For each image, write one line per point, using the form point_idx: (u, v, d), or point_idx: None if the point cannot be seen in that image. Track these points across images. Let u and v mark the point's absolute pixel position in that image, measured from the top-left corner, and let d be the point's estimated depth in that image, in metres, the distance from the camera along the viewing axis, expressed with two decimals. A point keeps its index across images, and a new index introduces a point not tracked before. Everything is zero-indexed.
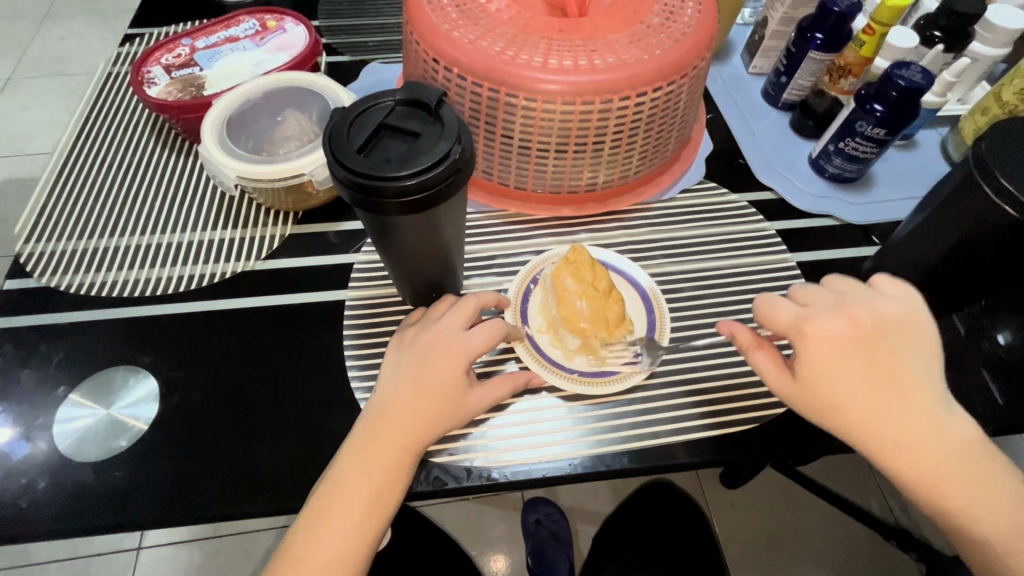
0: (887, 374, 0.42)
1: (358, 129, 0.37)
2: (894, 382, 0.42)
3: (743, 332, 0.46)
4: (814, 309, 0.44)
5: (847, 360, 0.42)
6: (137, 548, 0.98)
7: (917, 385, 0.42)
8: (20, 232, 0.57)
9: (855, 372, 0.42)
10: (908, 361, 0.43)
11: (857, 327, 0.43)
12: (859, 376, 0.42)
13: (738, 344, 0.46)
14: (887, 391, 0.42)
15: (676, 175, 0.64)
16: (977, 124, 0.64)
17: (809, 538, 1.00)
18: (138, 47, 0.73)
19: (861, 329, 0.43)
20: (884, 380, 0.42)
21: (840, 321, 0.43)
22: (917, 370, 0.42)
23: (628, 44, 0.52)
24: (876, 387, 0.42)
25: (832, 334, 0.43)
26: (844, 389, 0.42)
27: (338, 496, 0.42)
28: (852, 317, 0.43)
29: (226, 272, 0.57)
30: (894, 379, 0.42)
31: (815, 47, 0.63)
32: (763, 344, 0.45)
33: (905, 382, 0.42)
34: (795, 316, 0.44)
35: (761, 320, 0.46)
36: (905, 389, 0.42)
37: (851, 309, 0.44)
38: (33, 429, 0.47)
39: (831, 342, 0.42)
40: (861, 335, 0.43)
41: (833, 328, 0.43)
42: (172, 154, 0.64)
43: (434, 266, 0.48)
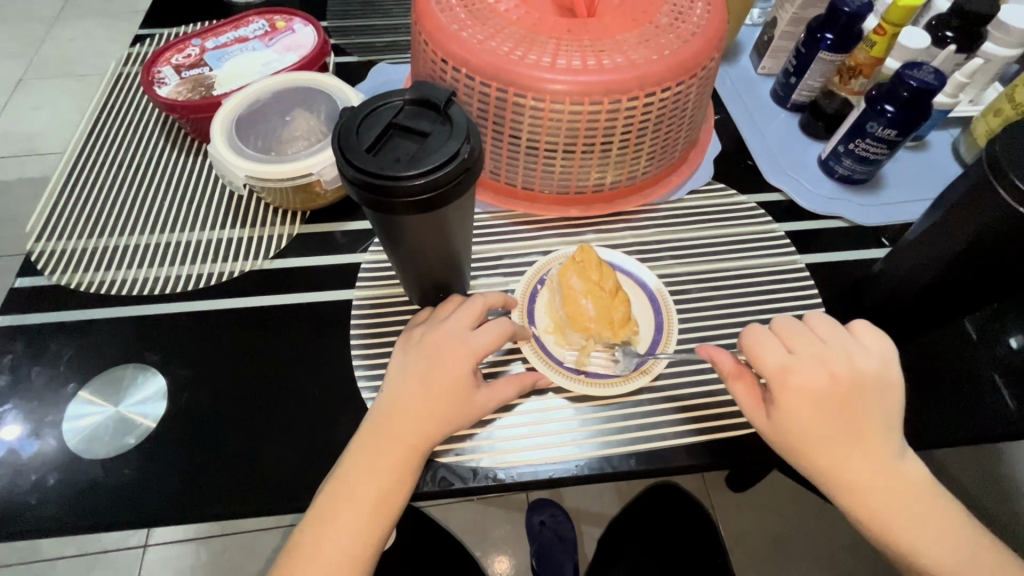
0: (858, 429, 0.42)
1: (367, 129, 0.37)
2: (863, 436, 0.42)
3: (722, 360, 0.46)
4: (797, 357, 0.44)
5: (820, 415, 0.42)
6: (144, 545, 0.99)
7: (886, 439, 0.43)
8: (32, 231, 0.58)
9: (826, 426, 0.42)
10: (879, 416, 0.43)
11: (835, 384, 0.43)
12: (830, 429, 0.42)
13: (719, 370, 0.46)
14: (857, 443, 0.42)
15: (684, 176, 0.64)
16: (990, 125, 0.63)
17: (816, 543, 0.99)
18: (149, 47, 0.74)
19: (839, 387, 0.43)
20: (854, 433, 0.42)
21: (819, 377, 0.43)
22: (885, 425, 0.43)
23: (637, 45, 0.52)
24: (846, 438, 0.42)
25: (811, 389, 0.43)
26: (816, 438, 0.42)
27: (345, 495, 0.42)
28: (832, 373, 0.43)
29: (234, 272, 0.57)
30: (864, 433, 0.42)
31: (825, 47, 0.62)
32: (744, 375, 0.45)
33: (874, 436, 0.42)
34: (778, 363, 0.44)
35: (746, 354, 0.45)
36: (873, 442, 0.42)
37: (831, 365, 0.43)
38: (43, 426, 0.48)
39: (809, 397, 0.42)
40: (837, 392, 0.43)
41: (813, 383, 0.43)
42: (182, 154, 0.64)
43: (441, 266, 0.48)
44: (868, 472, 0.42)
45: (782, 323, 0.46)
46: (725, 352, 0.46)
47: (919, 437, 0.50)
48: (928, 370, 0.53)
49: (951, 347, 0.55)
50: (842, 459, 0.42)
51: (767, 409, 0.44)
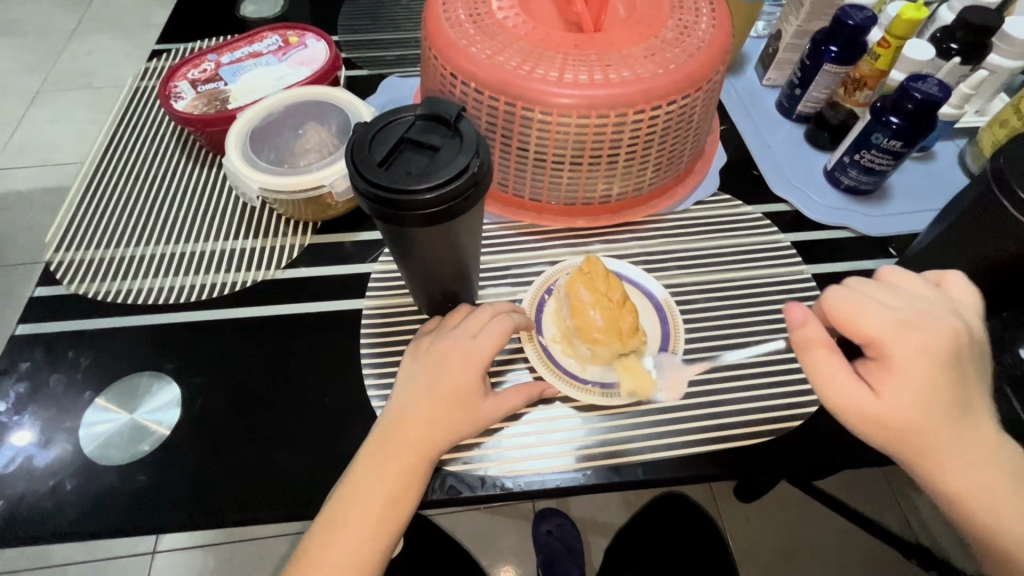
0: (965, 394, 0.40)
1: (380, 143, 0.38)
2: (966, 408, 0.40)
3: (804, 327, 0.42)
4: (908, 312, 0.41)
5: (937, 378, 0.39)
6: (152, 552, 1.00)
7: (980, 412, 0.40)
8: (51, 241, 0.59)
9: (942, 391, 0.39)
10: (976, 383, 0.41)
11: (951, 338, 0.40)
12: (940, 395, 0.39)
13: (794, 338, 0.42)
14: (961, 414, 0.39)
15: (690, 187, 0.64)
16: (996, 135, 0.63)
17: (825, 554, 0.99)
18: (166, 62, 0.76)
19: (953, 343, 0.40)
20: (959, 405, 0.39)
21: (937, 330, 0.40)
22: (987, 394, 0.41)
23: (643, 59, 0.53)
24: (952, 413, 0.39)
25: (934, 344, 0.39)
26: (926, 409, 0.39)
27: (354, 503, 0.43)
28: (947, 325, 0.40)
29: (247, 281, 0.58)
30: (967, 402, 0.40)
31: (830, 60, 0.63)
32: (834, 348, 0.41)
33: (971, 408, 0.40)
34: (895, 320, 0.40)
35: (838, 320, 0.41)
36: (972, 416, 0.40)
37: (940, 316, 0.41)
38: (61, 432, 0.49)
39: (931, 355, 0.39)
40: (953, 347, 0.40)
41: (933, 337, 0.39)
42: (197, 165, 0.66)
43: (450, 276, 0.49)
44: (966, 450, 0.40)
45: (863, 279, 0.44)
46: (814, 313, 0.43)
47: None
48: None
49: None
50: (941, 437, 0.39)
51: (872, 387, 0.40)
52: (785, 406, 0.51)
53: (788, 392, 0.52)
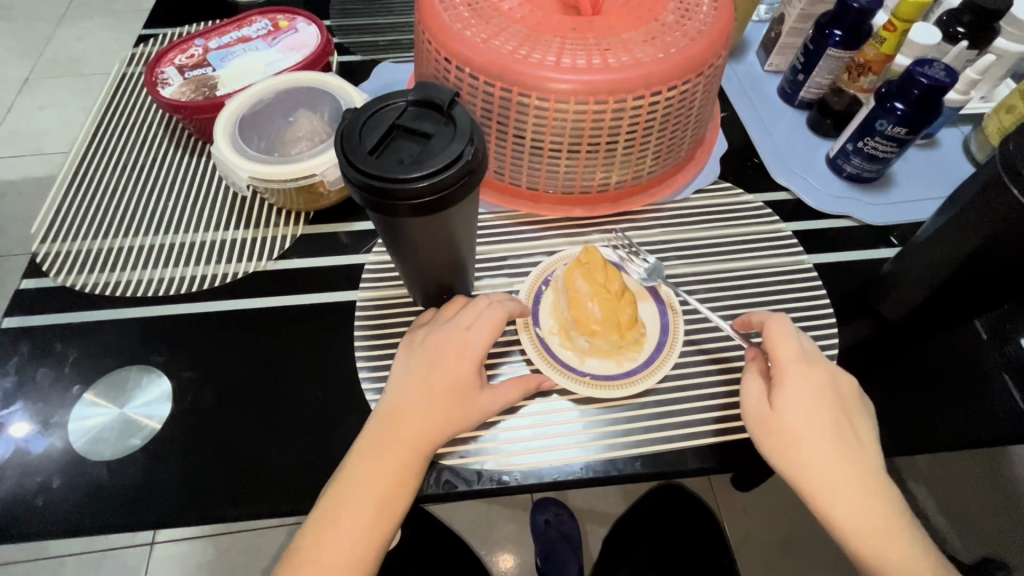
0: (848, 416, 0.44)
1: (370, 130, 0.37)
2: (853, 439, 0.43)
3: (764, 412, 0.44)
4: (789, 352, 0.45)
5: (822, 405, 0.43)
6: (150, 543, 0.99)
7: (862, 435, 0.43)
8: (37, 232, 0.58)
9: (822, 422, 0.42)
10: (864, 412, 0.45)
11: (839, 384, 0.44)
12: (821, 429, 0.42)
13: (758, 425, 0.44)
14: (850, 436, 0.43)
15: (690, 175, 0.63)
16: (1002, 122, 0.62)
17: (823, 546, 0.98)
18: (152, 47, 0.74)
19: (844, 387, 0.45)
20: (835, 441, 0.42)
21: (827, 378, 0.44)
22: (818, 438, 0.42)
23: (642, 43, 0.51)
24: (835, 442, 0.42)
25: (824, 389, 0.43)
26: (800, 433, 0.42)
27: (349, 498, 0.42)
28: (837, 370, 0.45)
29: (238, 273, 0.57)
30: (853, 426, 0.43)
31: (833, 44, 0.61)
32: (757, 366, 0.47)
33: (857, 432, 0.43)
34: (779, 359, 0.45)
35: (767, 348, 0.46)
36: (858, 446, 0.43)
37: (818, 376, 0.44)
38: (48, 427, 0.48)
39: (817, 395, 0.43)
40: (843, 390, 0.44)
41: (820, 376, 0.44)
42: (186, 154, 0.64)
43: (444, 268, 0.48)
44: (844, 464, 0.42)
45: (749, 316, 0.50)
46: (754, 393, 0.45)
47: (926, 438, 0.50)
48: (936, 374, 0.53)
49: (962, 349, 0.54)
50: (828, 460, 0.42)
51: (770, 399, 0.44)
52: None
53: None
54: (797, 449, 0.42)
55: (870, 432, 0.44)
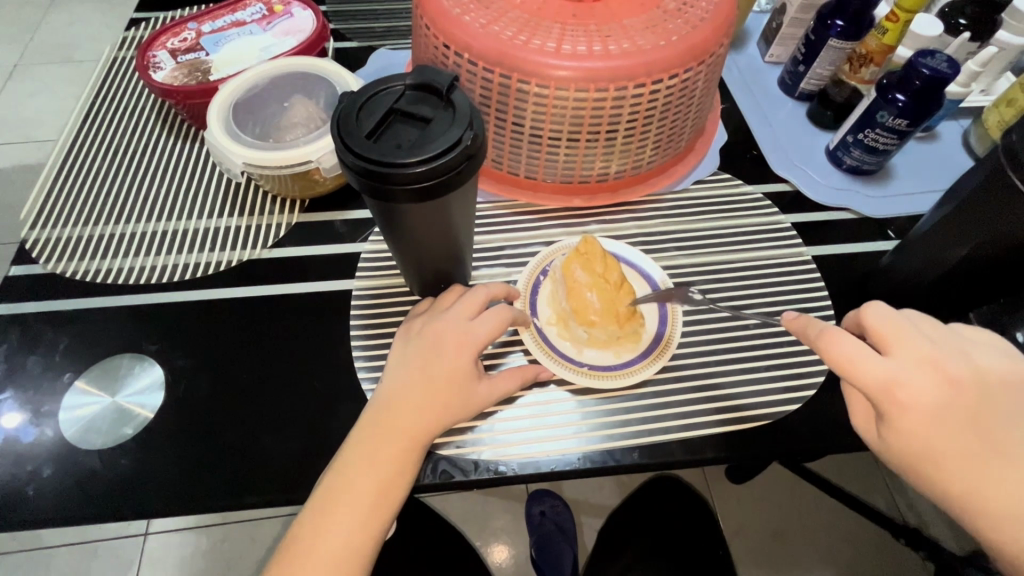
0: (982, 421, 0.37)
1: (368, 114, 0.36)
2: (996, 445, 0.37)
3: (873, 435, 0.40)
4: (876, 380, 0.37)
5: (945, 426, 0.36)
6: (144, 534, 0.99)
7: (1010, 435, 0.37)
8: (26, 218, 0.57)
9: (949, 440, 0.36)
10: (1007, 402, 0.37)
11: (953, 392, 0.37)
12: (952, 447, 0.36)
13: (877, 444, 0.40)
14: (987, 444, 0.37)
15: (689, 166, 0.63)
16: (1002, 115, 0.62)
17: (816, 538, 0.99)
18: (144, 31, 0.73)
19: (963, 391, 0.37)
20: (971, 451, 0.36)
21: (933, 394, 0.36)
22: (954, 454, 0.36)
23: (644, 30, 0.51)
24: (971, 455, 0.36)
25: (934, 409, 0.36)
26: (929, 456, 0.37)
27: (344, 488, 0.41)
28: (945, 373, 0.37)
29: (232, 261, 0.56)
30: (989, 430, 0.37)
31: (835, 34, 0.61)
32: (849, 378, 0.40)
33: (1003, 435, 0.37)
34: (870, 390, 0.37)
35: (838, 369, 0.37)
36: (1005, 451, 0.36)
37: (922, 398, 0.36)
38: (39, 416, 0.47)
39: (930, 418, 0.36)
40: (959, 395, 0.37)
41: (923, 398, 0.36)
42: (179, 140, 0.63)
43: (442, 257, 0.47)
44: (988, 476, 0.36)
45: (809, 324, 0.40)
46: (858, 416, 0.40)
47: None
48: None
49: None
50: (966, 476, 0.36)
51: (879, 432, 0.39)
52: (783, 389, 0.50)
53: (786, 375, 0.51)
54: (938, 467, 0.37)
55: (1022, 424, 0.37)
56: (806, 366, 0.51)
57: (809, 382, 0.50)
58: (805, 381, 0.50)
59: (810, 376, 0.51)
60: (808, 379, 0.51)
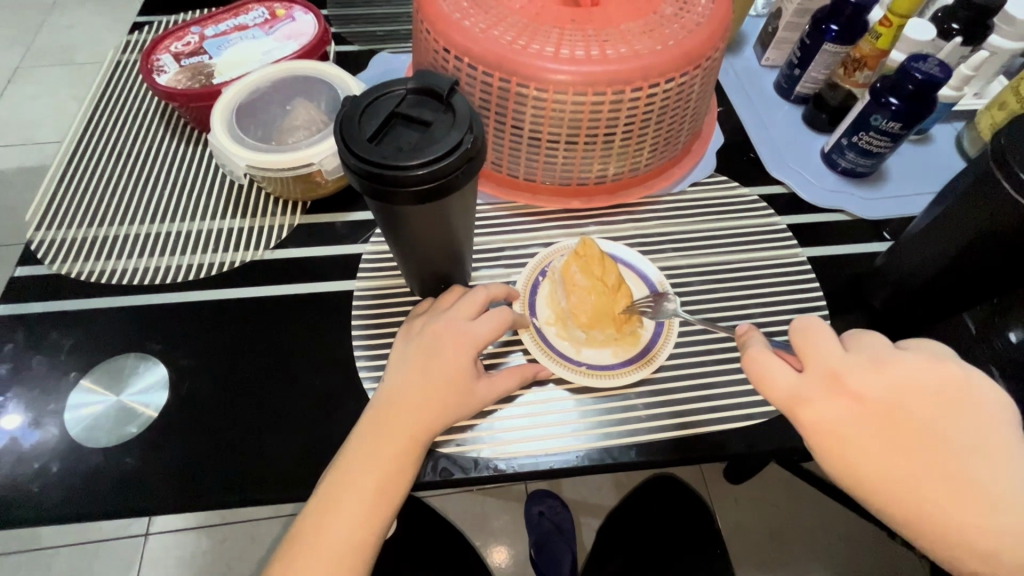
0: (910, 434, 0.35)
1: (369, 117, 0.37)
2: (916, 441, 0.35)
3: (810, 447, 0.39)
4: (785, 394, 0.37)
5: (857, 432, 0.35)
6: (145, 534, 0.99)
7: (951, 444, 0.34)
8: (32, 219, 0.57)
9: (863, 441, 0.35)
10: (945, 410, 0.35)
11: (867, 408, 0.36)
12: (871, 450, 0.35)
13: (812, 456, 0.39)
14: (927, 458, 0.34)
15: (686, 169, 0.64)
16: (994, 118, 0.63)
17: (812, 537, 1.00)
18: (147, 35, 0.73)
19: (882, 400, 0.36)
20: (888, 448, 0.35)
21: (834, 410, 0.36)
22: (866, 450, 0.35)
23: (641, 35, 0.52)
24: (891, 455, 0.35)
25: (847, 428, 0.36)
26: (850, 462, 0.35)
27: (347, 485, 0.42)
28: (853, 386, 0.36)
29: (235, 261, 0.57)
30: (923, 443, 0.35)
31: (830, 39, 0.62)
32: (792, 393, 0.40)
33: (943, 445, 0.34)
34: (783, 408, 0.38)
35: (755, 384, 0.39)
36: (924, 445, 0.35)
37: (829, 411, 0.36)
38: (45, 415, 0.48)
39: (846, 438, 0.35)
40: (875, 409, 0.35)
41: (829, 414, 0.36)
42: (182, 143, 0.64)
43: (442, 258, 0.48)
44: (934, 495, 0.34)
45: (750, 336, 0.42)
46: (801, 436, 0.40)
47: None
48: None
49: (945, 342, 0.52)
50: (912, 495, 0.34)
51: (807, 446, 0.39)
52: None
53: None
54: (855, 466, 0.35)
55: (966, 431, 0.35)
56: None
57: None
58: None
59: None
60: None
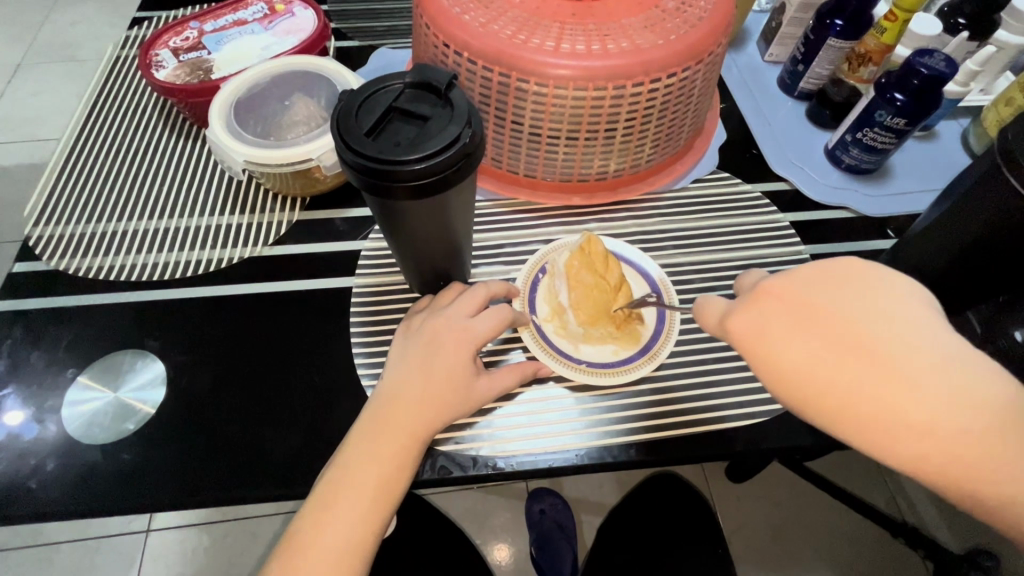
0: (829, 322, 0.32)
1: (366, 112, 0.37)
2: (837, 328, 0.32)
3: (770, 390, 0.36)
4: (720, 320, 0.38)
5: (785, 330, 0.33)
6: (146, 530, 0.99)
7: (874, 325, 0.31)
8: (30, 216, 0.57)
9: (786, 338, 0.33)
10: (861, 293, 0.33)
11: (786, 305, 0.34)
12: (795, 345, 0.32)
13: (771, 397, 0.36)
14: (850, 343, 0.31)
15: (689, 165, 0.63)
16: (1000, 114, 0.62)
17: (815, 537, 0.99)
18: (147, 30, 0.73)
19: (799, 295, 0.34)
20: (811, 341, 0.32)
21: (753, 312, 0.35)
22: (792, 345, 0.33)
23: (643, 29, 0.51)
24: (816, 346, 0.32)
25: (766, 325, 0.34)
26: (778, 362, 0.33)
27: (344, 485, 0.42)
28: (775, 292, 0.35)
29: (233, 258, 0.56)
30: (844, 329, 0.32)
31: (834, 34, 0.61)
32: None
33: (866, 329, 0.31)
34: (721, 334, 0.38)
35: (700, 321, 0.40)
36: (846, 332, 0.31)
37: (753, 317, 0.35)
38: (42, 412, 0.47)
39: (764, 336, 0.34)
40: (790, 302, 0.34)
41: (751, 320, 0.35)
42: (181, 138, 0.64)
43: (441, 254, 0.47)
44: (860, 379, 0.30)
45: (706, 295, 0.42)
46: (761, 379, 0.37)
47: None
48: None
49: None
50: (845, 385, 0.31)
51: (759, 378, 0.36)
52: None
53: None
54: (786, 368, 0.32)
55: (884, 311, 0.31)
56: None
57: None
58: None
59: None
60: None
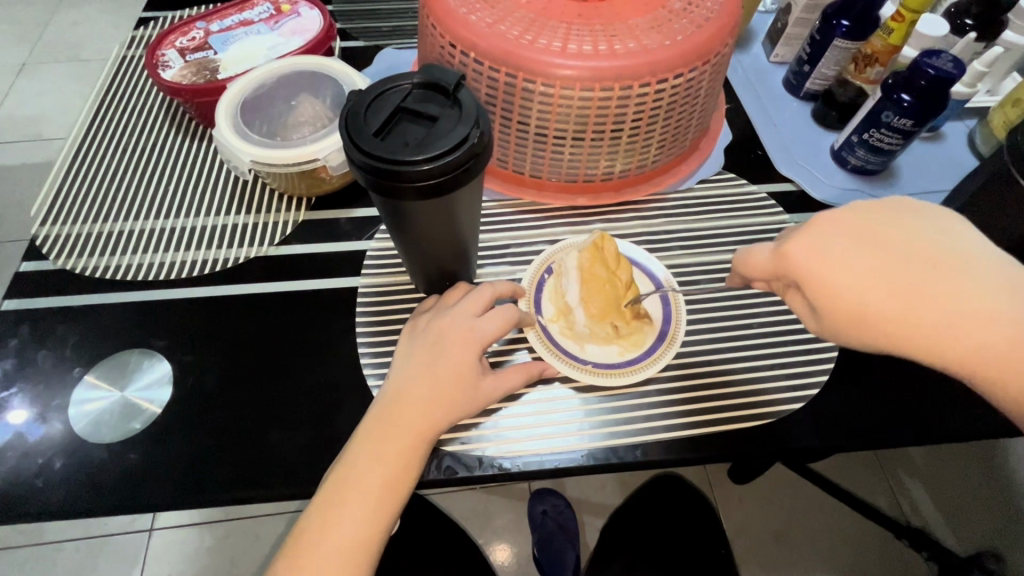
0: (888, 240, 0.34)
1: (375, 112, 0.37)
2: (897, 246, 0.34)
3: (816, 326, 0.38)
4: (771, 258, 0.38)
5: (847, 250, 0.35)
6: (149, 529, 1.00)
7: (922, 239, 0.34)
8: (37, 215, 0.57)
9: (849, 259, 0.34)
10: (902, 215, 0.35)
11: (843, 228, 0.36)
12: (861, 264, 0.34)
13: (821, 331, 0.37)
14: (905, 253, 0.34)
15: (694, 165, 0.63)
16: (1008, 115, 0.62)
17: (819, 539, 0.99)
18: (153, 30, 0.73)
19: (853, 221, 0.36)
20: (876, 258, 0.34)
21: (812, 238, 0.36)
22: (858, 264, 0.34)
23: (649, 30, 0.51)
24: (882, 262, 0.34)
25: (827, 249, 0.35)
26: (845, 282, 0.34)
27: (350, 485, 0.42)
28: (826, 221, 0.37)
29: (239, 257, 0.56)
30: (903, 247, 0.34)
31: (841, 34, 0.61)
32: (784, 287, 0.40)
33: (915, 243, 0.34)
34: (769, 277, 0.39)
35: (744, 269, 0.41)
36: (905, 248, 0.34)
37: (812, 243, 0.36)
38: (48, 411, 0.48)
39: (829, 259, 0.35)
40: (847, 226, 0.36)
41: (810, 245, 0.36)
42: (187, 138, 0.64)
43: (448, 254, 0.47)
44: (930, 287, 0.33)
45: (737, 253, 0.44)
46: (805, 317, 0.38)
47: (927, 433, 0.49)
48: None
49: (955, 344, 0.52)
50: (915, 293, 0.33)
51: (812, 310, 0.37)
52: (786, 387, 0.50)
53: (789, 374, 0.51)
54: (854, 288, 0.34)
55: (929, 226, 0.35)
56: (808, 365, 0.51)
57: (811, 381, 0.51)
58: (806, 380, 0.51)
59: (813, 374, 0.51)
60: (810, 378, 0.51)
